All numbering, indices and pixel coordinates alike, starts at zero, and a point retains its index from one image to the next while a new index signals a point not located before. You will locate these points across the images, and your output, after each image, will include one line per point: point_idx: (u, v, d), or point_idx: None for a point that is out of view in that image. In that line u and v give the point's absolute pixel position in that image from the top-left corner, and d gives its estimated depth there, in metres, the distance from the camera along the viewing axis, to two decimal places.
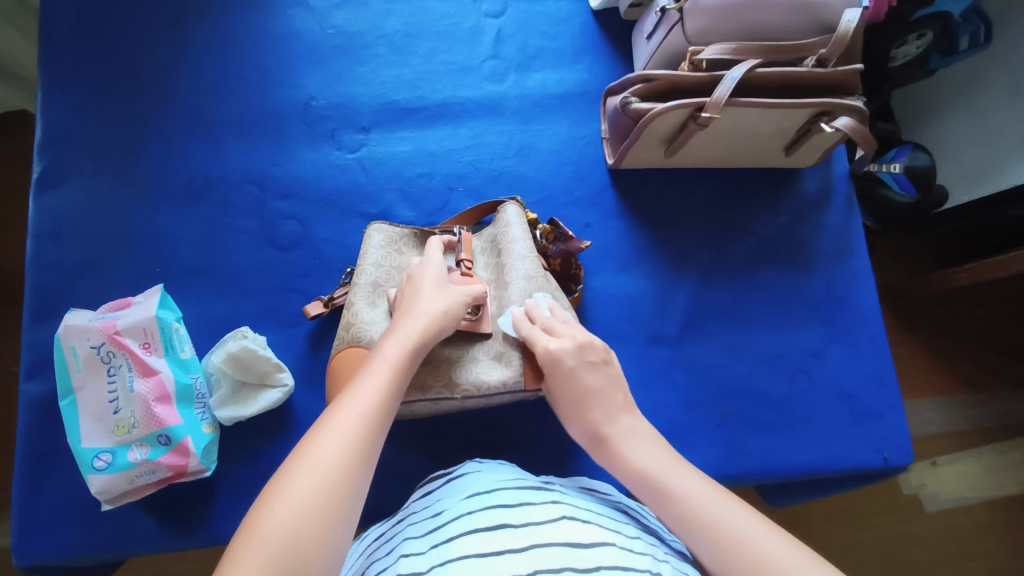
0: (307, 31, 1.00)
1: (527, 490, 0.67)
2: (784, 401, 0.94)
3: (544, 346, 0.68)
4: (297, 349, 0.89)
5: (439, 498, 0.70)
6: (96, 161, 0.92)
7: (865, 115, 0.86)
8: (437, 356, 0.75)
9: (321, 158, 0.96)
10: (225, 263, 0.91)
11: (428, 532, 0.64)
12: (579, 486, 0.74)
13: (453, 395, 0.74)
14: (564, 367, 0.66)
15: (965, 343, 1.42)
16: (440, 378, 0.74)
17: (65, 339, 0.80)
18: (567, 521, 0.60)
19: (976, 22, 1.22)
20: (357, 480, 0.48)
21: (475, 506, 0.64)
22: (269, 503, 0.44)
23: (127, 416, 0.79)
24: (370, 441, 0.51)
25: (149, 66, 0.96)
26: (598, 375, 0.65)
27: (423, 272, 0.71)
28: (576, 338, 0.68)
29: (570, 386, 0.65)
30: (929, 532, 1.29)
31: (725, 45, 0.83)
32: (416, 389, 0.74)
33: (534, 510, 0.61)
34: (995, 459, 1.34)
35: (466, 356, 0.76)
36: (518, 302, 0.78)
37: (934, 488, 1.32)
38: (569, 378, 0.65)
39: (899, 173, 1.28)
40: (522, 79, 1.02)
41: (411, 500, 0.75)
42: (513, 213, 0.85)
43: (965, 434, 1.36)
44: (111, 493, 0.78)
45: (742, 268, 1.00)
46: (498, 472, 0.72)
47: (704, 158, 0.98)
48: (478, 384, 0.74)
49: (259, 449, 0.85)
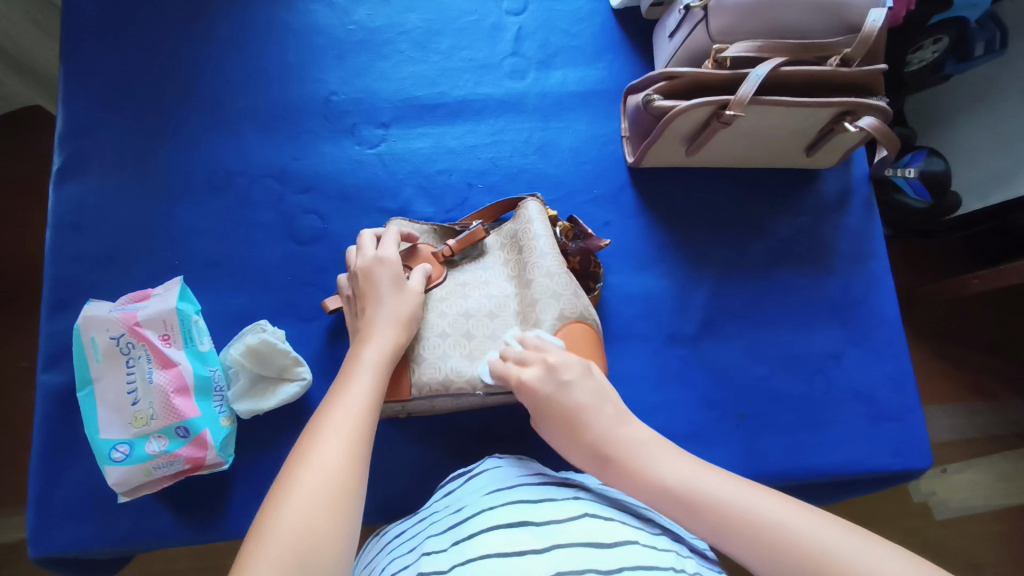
0: (328, 26, 1.00)
1: (548, 486, 0.67)
2: (802, 403, 0.94)
3: (517, 377, 0.65)
4: (314, 343, 0.88)
5: (460, 495, 0.70)
6: (117, 153, 0.92)
7: (888, 115, 0.85)
8: (459, 352, 0.75)
9: (341, 153, 0.96)
10: (244, 256, 0.91)
11: (450, 526, 0.64)
12: (602, 482, 0.73)
13: (474, 390, 0.74)
14: (540, 397, 0.63)
15: (978, 349, 1.41)
16: (462, 374, 0.74)
17: (85, 330, 0.80)
18: (590, 518, 0.59)
19: (991, 29, 1.21)
20: (356, 473, 0.53)
21: (496, 502, 0.64)
22: (281, 503, 0.49)
23: (145, 408, 0.78)
24: (362, 438, 0.56)
25: (172, 59, 0.96)
26: (576, 395, 0.62)
27: (381, 270, 0.73)
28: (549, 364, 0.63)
29: (552, 414, 0.62)
30: (939, 539, 1.28)
31: (750, 43, 0.82)
32: (439, 385, 0.73)
33: (557, 507, 0.61)
34: (1006, 467, 1.33)
35: (487, 352, 0.76)
36: (541, 301, 0.77)
37: (945, 497, 1.31)
38: (548, 404, 0.62)
39: (914, 177, 1.26)
40: (542, 77, 1.02)
41: (433, 496, 0.75)
42: (534, 209, 0.84)
43: (976, 442, 1.35)
44: (128, 485, 0.78)
45: (761, 269, 0.99)
46: (518, 468, 0.72)
47: (724, 158, 0.98)
48: (500, 380, 0.74)
49: (277, 443, 0.85)
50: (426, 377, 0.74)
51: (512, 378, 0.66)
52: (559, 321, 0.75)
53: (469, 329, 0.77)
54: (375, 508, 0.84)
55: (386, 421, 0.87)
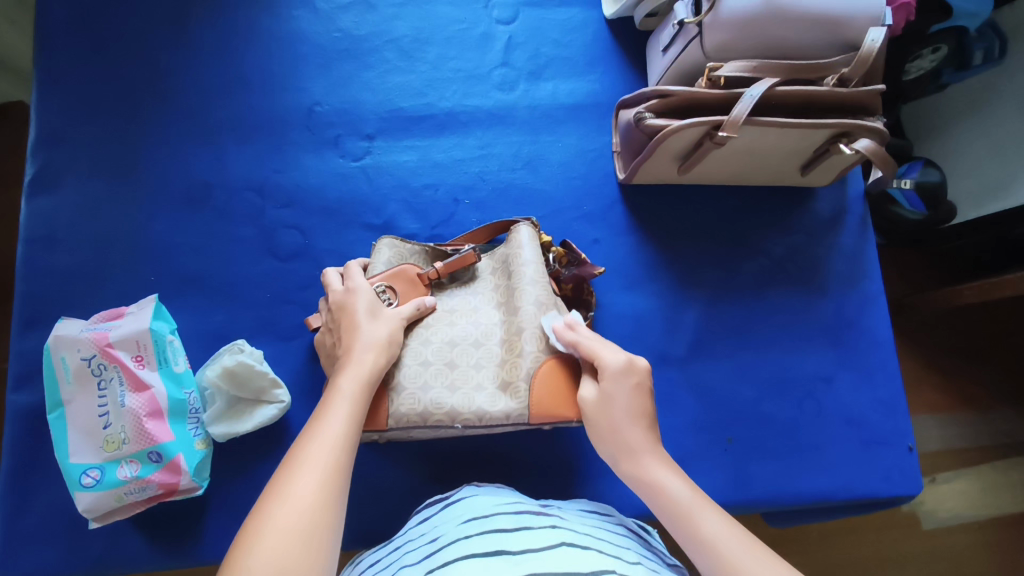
0: (312, 34, 0.97)
1: (526, 514, 0.65)
2: (791, 427, 0.92)
3: (608, 354, 0.67)
4: (294, 364, 0.86)
5: (436, 523, 0.68)
6: (92, 165, 0.89)
7: (885, 137, 0.83)
8: (440, 383, 0.73)
9: (323, 166, 0.93)
10: (222, 273, 0.88)
11: (424, 556, 0.61)
12: (585, 508, 0.74)
13: (453, 424, 0.72)
14: (631, 380, 0.65)
15: (970, 361, 1.39)
16: (441, 407, 0.72)
17: (54, 350, 0.78)
18: (567, 546, 0.57)
19: (990, 37, 1.22)
20: (332, 509, 0.51)
21: (472, 530, 0.62)
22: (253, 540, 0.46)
23: (117, 432, 0.76)
24: (339, 469, 0.54)
25: (150, 66, 0.93)
26: (641, 398, 0.65)
27: (355, 299, 0.72)
28: (619, 358, 0.66)
29: (630, 400, 0.64)
30: (925, 551, 1.27)
31: (745, 62, 0.80)
32: (417, 417, 0.71)
33: (534, 535, 0.59)
34: (995, 479, 1.32)
35: (470, 384, 0.74)
36: (528, 330, 0.75)
37: (933, 507, 1.30)
38: (635, 390, 0.64)
39: (909, 189, 1.24)
40: (532, 88, 1.00)
41: (408, 525, 0.73)
42: (527, 234, 0.82)
43: (965, 453, 1.33)
44: (98, 511, 0.76)
45: (752, 289, 0.97)
46: (496, 496, 0.71)
47: (717, 175, 0.95)
48: (480, 415, 0.72)
49: (254, 467, 0.82)
50: (405, 408, 0.71)
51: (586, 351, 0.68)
52: (544, 353, 0.74)
53: (452, 358, 0.75)
54: (353, 534, 0.82)
55: (364, 443, 0.85)
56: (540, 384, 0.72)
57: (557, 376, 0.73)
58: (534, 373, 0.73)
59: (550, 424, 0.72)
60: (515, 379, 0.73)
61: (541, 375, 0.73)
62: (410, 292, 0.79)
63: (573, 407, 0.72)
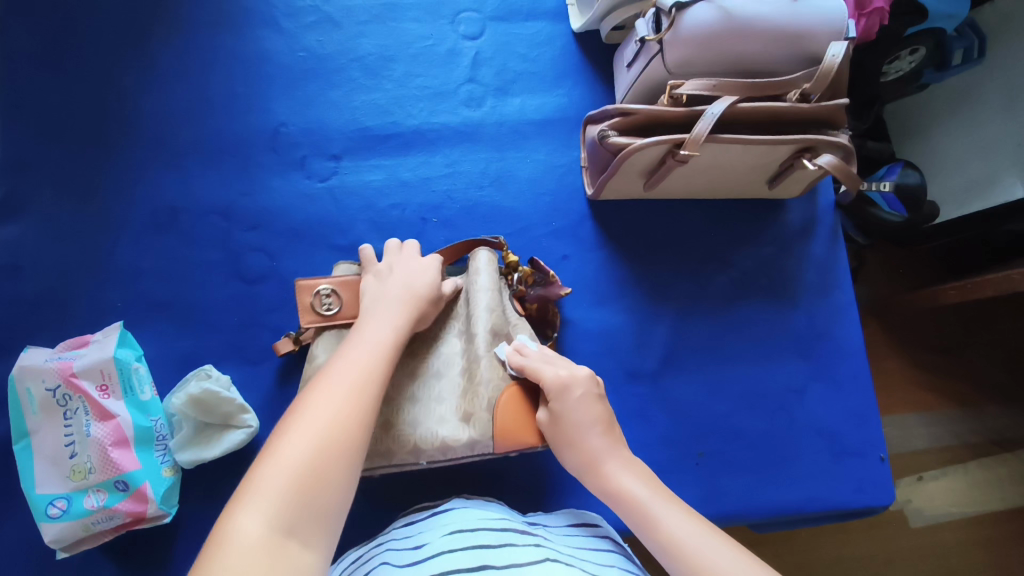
0: (277, 53, 0.97)
1: (511, 530, 0.65)
2: (762, 441, 0.92)
3: (551, 374, 0.68)
4: (262, 388, 0.86)
5: (422, 528, 0.68)
6: (57, 191, 0.89)
7: (850, 153, 0.83)
8: (401, 418, 0.73)
9: (290, 187, 0.93)
10: (189, 297, 0.88)
11: (407, 563, 0.60)
12: (572, 522, 0.74)
13: (418, 461, 0.72)
14: (572, 396, 0.66)
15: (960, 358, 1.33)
16: (405, 445, 0.72)
17: (19, 381, 0.78)
18: (550, 563, 0.58)
19: (970, 37, 1.15)
20: (363, 423, 0.52)
21: (457, 542, 0.62)
22: (284, 438, 0.49)
23: (83, 461, 0.76)
24: (371, 388, 0.55)
25: (114, 90, 0.93)
26: (596, 408, 0.66)
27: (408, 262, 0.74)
28: (558, 376, 0.68)
29: (572, 416, 0.66)
30: (915, 548, 1.23)
31: (704, 81, 0.79)
32: (381, 457, 0.72)
33: (521, 551, 0.59)
34: (981, 475, 1.27)
35: (432, 417, 0.74)
36: (485, 359, 0.75)
37: (921, 504, 1.25)
38: (576, 406, 0.66)
39: (887, 192, 1.17)
40: (499, 104, 0.99)
41: (394, 526, 0.72)
42: (483, 258, 0.82)
43: (961, 448, 1.28)
44: (66, 541, 0.75)
45: (723, 302, 0.97)
46: (483, 510, 0.70)
47: (686, 189, 0.95)
48: (443, 449, 0.72)
49: (223, 492, 0.83)
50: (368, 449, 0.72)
51: (534, 375, 0.70)
52: (503, 381, 0.74)
53: (412, 391, 0.75)
54: None
55: None
56: (503, 413, 0.72)
57: (517, 402, 0.73)
58: (495, 403, 0.73)
59: (515, 451, 0.73)
60: (475, 409, 0.73)
61: (502, 404, 0.72)
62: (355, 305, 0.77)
63: (534, 433, 0.73)
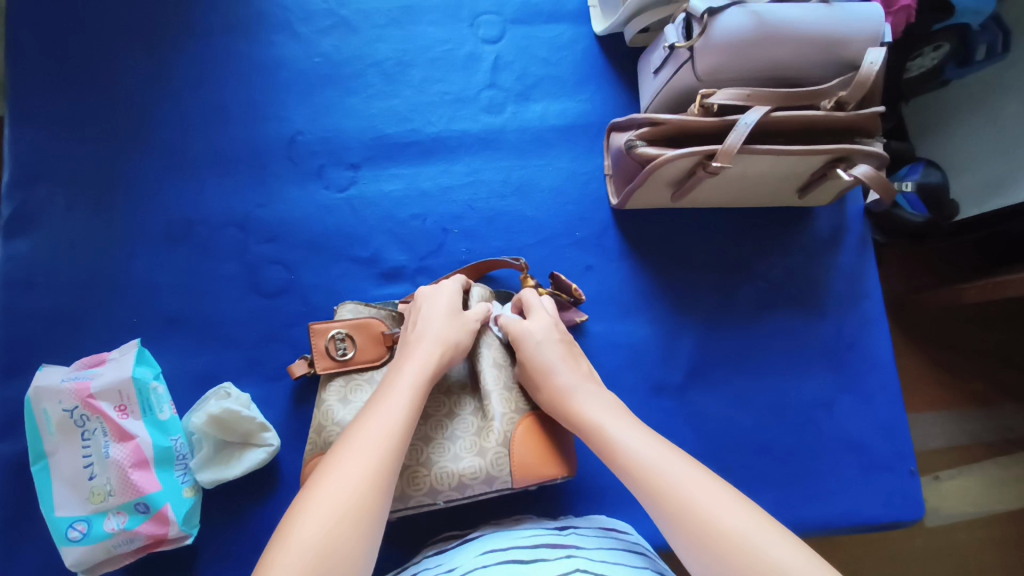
0: (292, 59, 0.94)
1: (541, 546, 0.63)
2: (789, 453, 0.90)
3: (520, 325, 0.74)
4: (281, 405, 0.84)
5: (453, 555, 0.66)
6: (70, 203, 0.87)
7: (884, 161, 0.80)
8: (416, 459, 0.70)
9: (308, 198, 0.91)
10: (208, 312, 0.86)
11: None
12: (600, 527, 0.73)
13: (435, 501, 0.70)
14: (531, 340, 0.72)
15: (984, 360, 1.31)
16: (421, 487, 0.70)
17: (36, 402, 0.75)
18: (580, 572, 0.56)
19: (994, 31, 1.09)
20: (381, 490, 0.51)
21: (488, 562, 0.60)
22: (302, 514, 0.47)
23: (103, 483, 0.74)
24: (391, 458, 0.53)
25: (128, 99, 0.91)
26: (559, 349, 0.72)
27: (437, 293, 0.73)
28: (521, 325, 0.74)
29: (532, 358, 0.71)
30: (931, 548, 1.21)
31: (738, 90, 0.77)
32: (397, 500, 0.70)
33: (549, 565, 0.58)
34: (999, 475, 1.25)
35: (446, 455, 0.71)
36: (495, 393, 0.74)
37: (937, 504, 1.23)
38: (535, 349, 0.71)
39: (910, 191, 1.14)
40: (521, 110, 0.97)
41: (426, 556, 0.71)
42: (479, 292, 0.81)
43: (979, 447, 1.26)
44: (86, 564, 0.74)
45: (749, 312, 0.95)
46: (513, 532, 0.68)
47: (713, 199, 0.93)
48: (460, 488, 0.70)
49: (244, 510, 0.81)
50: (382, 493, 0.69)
51: (511, 329, 0.74)
52: (516, 414, 0.73)
53: (426, 432, 0.72)
54: None
55: None
56: (520, 448, 0.72)
57: (534, 437, 0.73)
58: (511, 437, 0.72)
59: (533, 485, 0.73)
60: (489, 445, 0.72)
61: (518, 438, 0.72)
62: (368, 348, 0.75)
63: (555, 466, 0.73)
